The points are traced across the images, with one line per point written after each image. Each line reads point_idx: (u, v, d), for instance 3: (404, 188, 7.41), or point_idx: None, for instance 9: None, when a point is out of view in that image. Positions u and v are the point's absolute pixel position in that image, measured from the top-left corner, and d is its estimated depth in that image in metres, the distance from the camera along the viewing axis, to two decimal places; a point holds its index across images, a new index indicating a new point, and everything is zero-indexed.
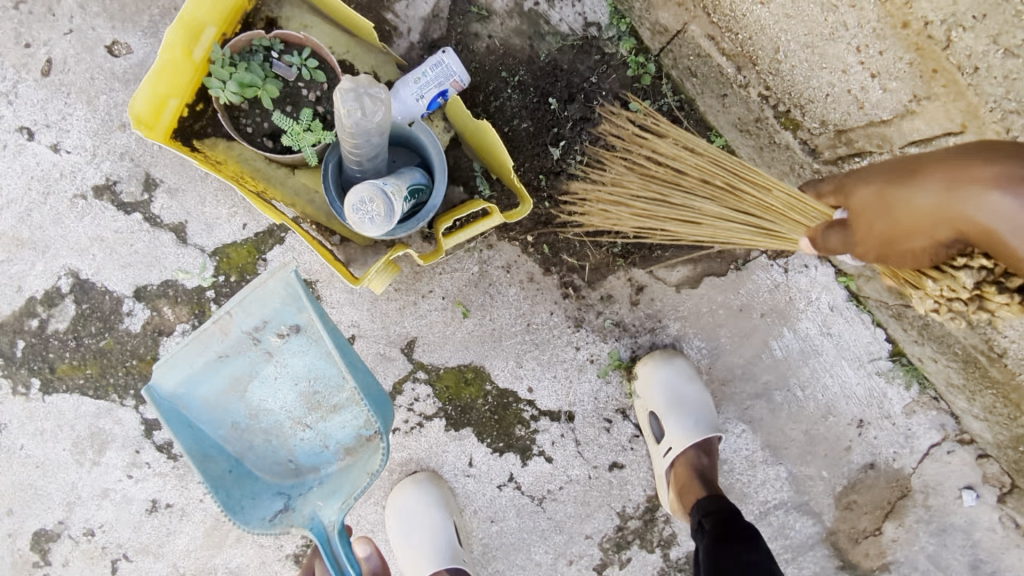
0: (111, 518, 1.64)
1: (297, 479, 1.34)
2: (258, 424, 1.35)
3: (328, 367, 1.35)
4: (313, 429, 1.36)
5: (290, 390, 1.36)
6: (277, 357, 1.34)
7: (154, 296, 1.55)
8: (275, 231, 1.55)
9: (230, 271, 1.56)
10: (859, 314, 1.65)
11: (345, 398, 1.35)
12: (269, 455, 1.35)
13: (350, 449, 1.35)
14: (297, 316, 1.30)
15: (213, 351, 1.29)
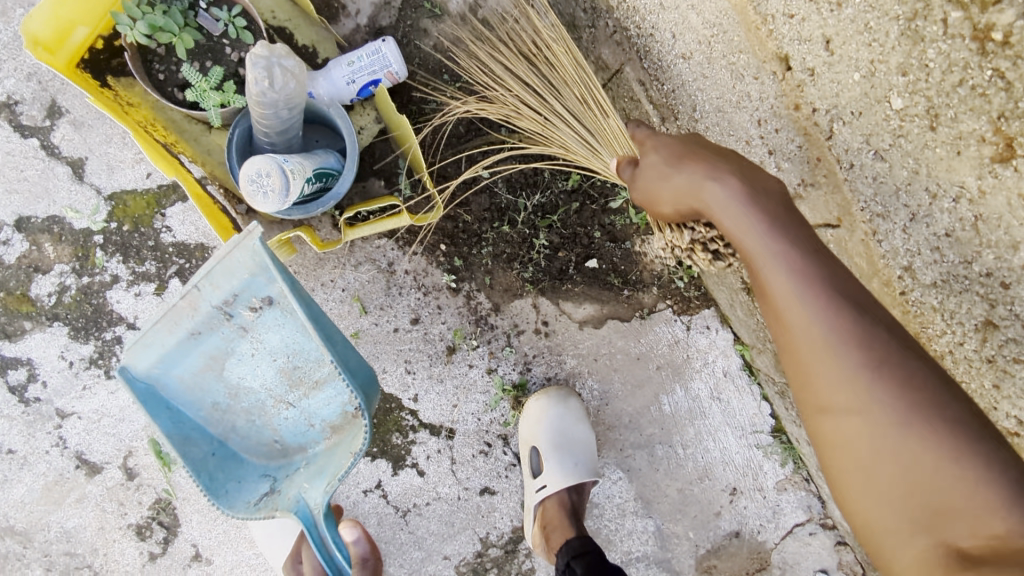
0: None
1: (285, 459, 1.29)
2: (241, 402, 1.29)
3: (307, 341, 1.28)
4: (296, 407, 1.31)
5: (270, 366, 1.29)
6: (254, 333, 1.26)
7: (36, 229, 1.47)
8: (179, 187, 1.49)
9: (123, 219, 1.48)
10: (749, 384, 1.66)
11: (328, 374, 1.29)
12: (254, 436, 1.29)
13: (337, 427, 1.31)
14: (268, 289, 1.22)
15: (184, 327, 1.21)
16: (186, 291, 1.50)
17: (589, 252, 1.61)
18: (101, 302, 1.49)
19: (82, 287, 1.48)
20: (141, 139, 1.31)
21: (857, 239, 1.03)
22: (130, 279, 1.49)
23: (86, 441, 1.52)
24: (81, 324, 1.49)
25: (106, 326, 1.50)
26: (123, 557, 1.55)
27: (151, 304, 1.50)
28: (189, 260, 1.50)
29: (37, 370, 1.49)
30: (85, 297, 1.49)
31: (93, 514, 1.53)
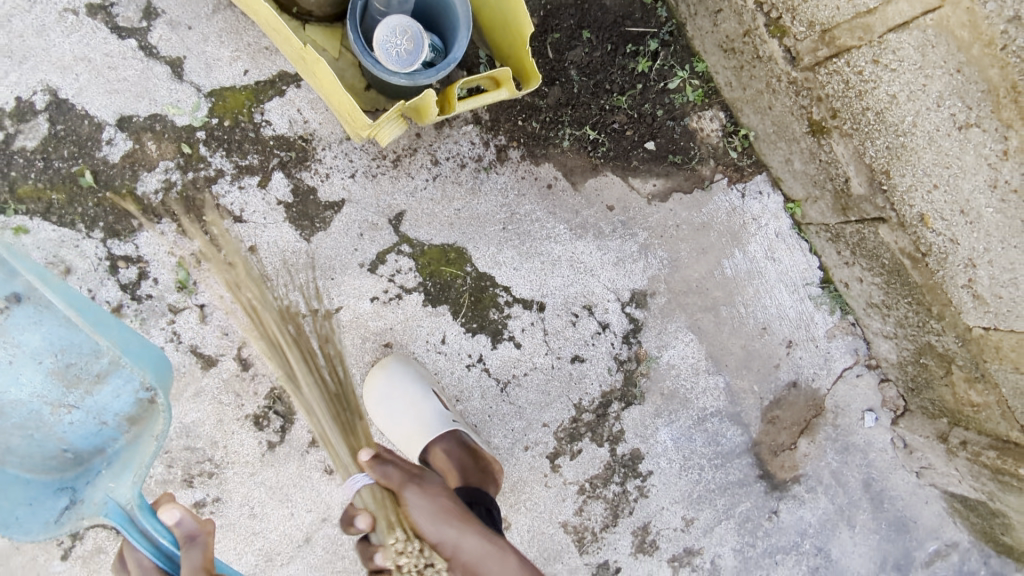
0: None
1: (80, 468, 1.33)
2: (9, 423, 1.35)
3: (73, 336, 1.40)
4: (80, 409, 1.39)
5: (36, 372, 1.40)
6: (7, 334, 1.39)
7: (138, 128, 1.50)
8: (277, 82, 1.56)
9: (224, 115, 1.53)
10: (798, 241, 1.84)
11: (108, 364, 1.40)
12: (37, 450, 1.33)
13: (129, 419, 1.38)
14: (13, 284, 1.37)
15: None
16: (290, 182, 1.57)
17: (651, 131, 1.75)
18: (207, 197, 1.53)
19: (188, 183, 1.52)
20: (257, 10, 1.38)
21: (963, 11, 1.19)
22: (235, 172, 1.54)
23: (198, 335, 1.53)
24: (188, 219, 1.52)
25: (214, 220, 1.53)
26: (243, 448, 1.57)
27: (257, 196, 1.55)
28: (290, 152, 1.57)
29: (147, 268, 1.50)
30: (192, 192, 1.52)
31: (211, 408, 1.55)
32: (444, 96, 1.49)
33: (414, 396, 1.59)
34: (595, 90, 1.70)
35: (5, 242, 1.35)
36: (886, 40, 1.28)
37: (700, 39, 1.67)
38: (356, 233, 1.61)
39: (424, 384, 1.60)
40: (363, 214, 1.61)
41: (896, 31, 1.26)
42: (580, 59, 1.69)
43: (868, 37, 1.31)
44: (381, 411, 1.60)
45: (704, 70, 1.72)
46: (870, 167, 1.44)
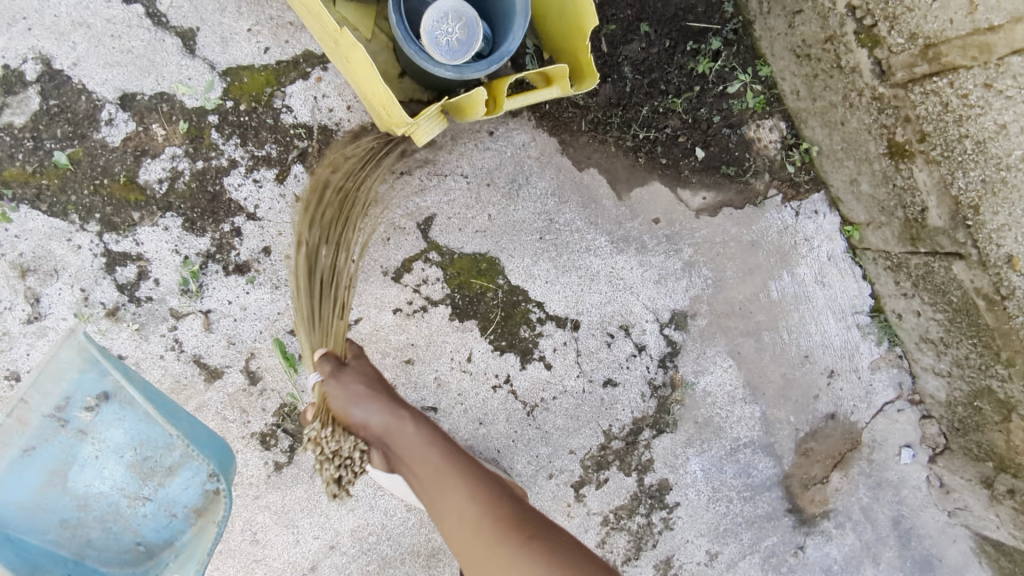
0: None
1: (150, 561, 1.26)
2: (92, 513, 1.25)
3: (153, 429, 1.26)
4: (153, 501, 1.27)
5: (118, 465, 1.26)
6: (93, 434, 1.24)
7: (143, 108, 1.33)
8: (301, 63, 1.39)
9: (240, 98, 1.37)
10: (852, 266, 1.71)
11: (179, 457, 1.26)
12: (112, 543, 1.26)
13: (199, 510, 1.27)
14: (101, 383, 1.22)
15: (16, 446, 1.19)
16: (310, 177, 1.41)
17: (707, 139, 1.59)
18: (217, 189, 1.37)
19: (197, 172, 1.36)
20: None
21: None
22: (249, 163, 1.38)
23: (203, 344, 1.40)
24: (196, 214, 1.36)
25: (224, 217, 1.37)
26: (247, 468, 1.45)
27: (273, 193, 1.39)
28: (312, 143, 1.40)
29: (149, 265, 1.36)
30: (200, 184, 1.36)
31: (214, 424, 1.42)
32: (495, 92, 1.31)
33: None
34: (648, 90, 1.55)
35: (90, 340, 1.18)
36: (1007, 63, 1.15)
37: (770, 41, 1.51)
38: (381, 238, 1.47)
39: None
40: (389, 217, 1.47)
41: (1021, 53, 1.13)
42: (635, 55, 1.53)
43: (982, 57, 1.17)
44: None
45: (768, 75, 1.57)
46: (956, 200, 1.33)
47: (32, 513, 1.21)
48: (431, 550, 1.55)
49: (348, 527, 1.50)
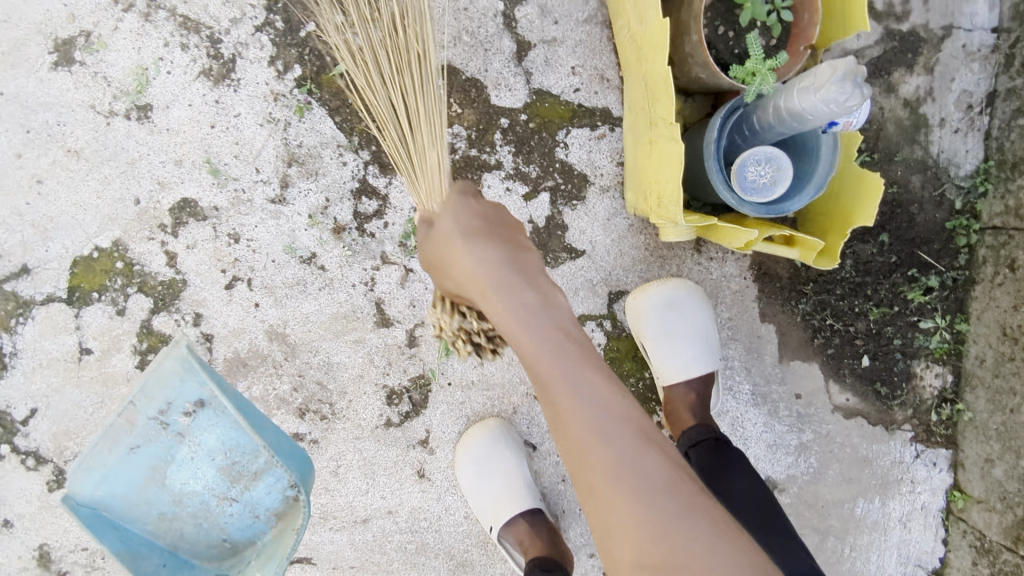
0: (266, 239, 1.48)
1: (236, 558, 1.26)
2: (186, 509, 1.24)
3: (243, 436, 1.25)
4: (239, 502, 1.28)
5: (210, 467, 1.25)
6: (190, 438, 1.22)
7: (457, 84, 1.49)
8: (597, 115, 1.53)
9: (535, 116, 1.51)
10: (937, 524, 1.75)
11: (266, 463, 1.28)
12: (202, 538, 1.25)
13: (281, 515, 1.29)
14: (200, 392, 1.18)
15: (124, 444, 1.16)
16: (550, 209, 1.54)
17: (878, 353, 1.67)
18: (475, 178, 1.51)
19: (467, 156, 1.50)
20: (650, 56, 1.31)
21: None
22: (510, 172, 1.52)
23: (391, 293, 1.52)
24: None
25: None
26: (364, 411, 1.55)
27: (515, 204, 1.53)
28: (567, 183, 1.54)
29: (390, 207, 1.50)
30: (464, 166, 1.50)
31: (361, 359, 1.53)
32: (756, 228, 1.36)
33: (508, 466, 1.53)
34: (854, 288, 1.64)
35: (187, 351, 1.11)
36: None
37: (984, 307, 1.62)
38: (574, 286, 1.57)
39: (519, 457, 1.56)
40: (591, 273, 1.57)
41: None
42: (862, 254, 1.63)
43: None
44: (470, 471, 1.53)
45: (961, 331, 1.66)
46: None
47: (128, 505, 1.19)
48: (463, 560, 1.61)
49: (412, 502, 1.59)
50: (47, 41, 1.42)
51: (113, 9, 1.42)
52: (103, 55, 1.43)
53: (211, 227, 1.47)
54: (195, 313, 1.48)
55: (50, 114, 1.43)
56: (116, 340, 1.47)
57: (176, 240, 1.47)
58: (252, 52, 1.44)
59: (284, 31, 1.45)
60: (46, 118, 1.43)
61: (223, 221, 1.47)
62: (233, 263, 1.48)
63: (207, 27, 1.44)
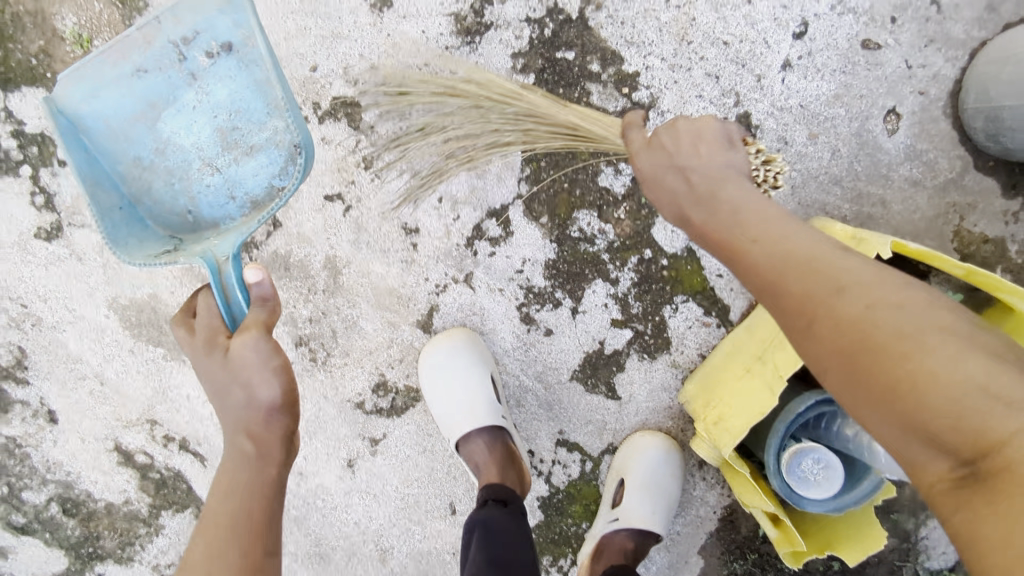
0: (388, 188, 1.42)
1: (195, 233, 1.13)
2: (164, 163, 1.13)
3: (257, 101, 1.12)
4: (221, 174, 1.14)
5: (207, 122, 1.13)
6: (202, 83, 1.13)
7: (638, 197, 1.46)
8: (718, 305, 1.52)
9: (673, 268, 1.50)
10: None
11: (267, 143, 1.13)
12: (167, 201, 1.13)
13: (258, 204, 1.14)
14: (234, 32, 1.09)
15: (130, 60, 1.09)
16: (623, 346, 1.53)
17: None
18: (588, 278, 1.50)
19: (597, 257, 1.48)
20: None
21: None
22: (617, 294, 1.51)
23: (449, 310, 1.50)
24: (561, 269, 1.49)
25: (566, 291, 1.50)
26: (348, 381, 1.52)
27: (601, 321, 1.52)
28: (652, 337, 1.53)
29: (506, 243, 1.47)
30: (588, 262, 1.49)
31: (381, 341, 1.50)
32: (773, 503, 1.36)
33: None
34: None
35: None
36: None
37: None
38: (589, 417, 1.57)
39: None
40: (610, 418, 1.57)
41: None
42: (809, 563, 1.68)
43: None
44: None
45: None
46: None
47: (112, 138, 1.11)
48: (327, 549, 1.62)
49: (325, 478, 1.58)
50: None
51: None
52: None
53: (353, 143, 1.40)
54: None
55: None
56: None
57: (316, 129, 1.39)
58: (507, 35, 1.36)
59: (545, 42, 1.37)
60: None
61: (366, 147, 1.40)
62: (346, 183, 1.42)
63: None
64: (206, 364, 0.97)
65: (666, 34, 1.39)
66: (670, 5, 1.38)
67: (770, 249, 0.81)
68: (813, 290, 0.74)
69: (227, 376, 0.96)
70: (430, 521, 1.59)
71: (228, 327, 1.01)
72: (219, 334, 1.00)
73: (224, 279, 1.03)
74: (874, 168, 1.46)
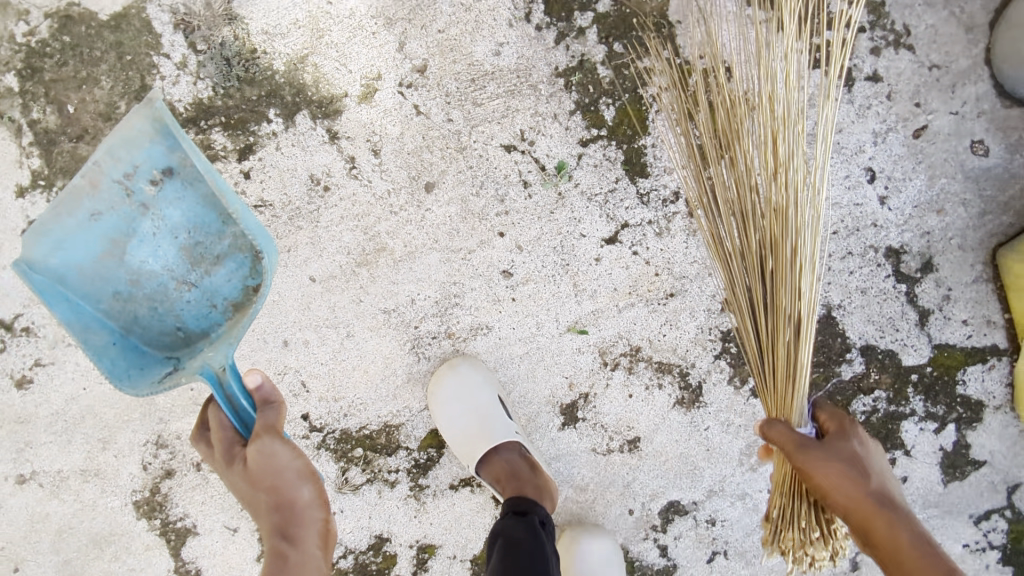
0: (736, 517, 1.69)
1: (187, 347, 1.26)
2: (143, 291, 1.25)
3: (210, 219, 1.26)
4: (198, 290, 1.28)
5: (171, 246, 1.26)
6: (201, 266, 1.28)
7: (875, 356, 1.73)
8: (986, 352, 1.75)
9: (937, 366, 1.75)
10: None
11: (228, 247, 1.27)
12: (155, 324, 1.26)
13: (238, 305, 1.28)
14: (168, 158, 1.21)
15: (85, 209, 1.19)
16: (957, 435, 1.78)
17: None
18: (896, 429, 1.77)
19: (887, 413, 1.76)
20: None
21: None
22: (922, 415, 1.77)
23: None
24: (876, 439, 1.76)
25: (890, 446, 1.78)
26: None
27: (928, 438, 1.78)
28: (967, 411, 1.77)
29: None
30: (886, 421, 1.76)
31: None
32: None
33: None
34: None
35: (162, 111, 1.14)
36: None
37: None
38: (980, 490, 1.80)
39: None
40: (994, 478, 1.80)
41: None
42: None
43: None
44: None
45: None
46: None
47: (61, 209, 1.17)
48: None
49: None
50: (553, 406, 1.61)
51: (603, 370, 1.60)
52: (599, 406, 1.61)
53: (692, 517, 1.68)
54: None
55: (557, 463, 1.63)
56: None
57: (666, 535, 1.68)
58: (715, 374, 1.63)
59: (739, 353, 1.63)
60: (556, 465, 1.63)
61: (702, 510, 1.68)
62: (712, 541, 1.70)
63: (677, 365, 1.62)
64: (233, 479, 1.18)
65: None
66: None
67: (844, 495, 1.24)
68: (857, 501, 1.22)
69: (262, 483, 1.16)
70: None
71: (240, 437, 1.21)
72: (235, 445, 1.20)
73: (228, 390, 1.19)
74: (993, 176, 1.67)
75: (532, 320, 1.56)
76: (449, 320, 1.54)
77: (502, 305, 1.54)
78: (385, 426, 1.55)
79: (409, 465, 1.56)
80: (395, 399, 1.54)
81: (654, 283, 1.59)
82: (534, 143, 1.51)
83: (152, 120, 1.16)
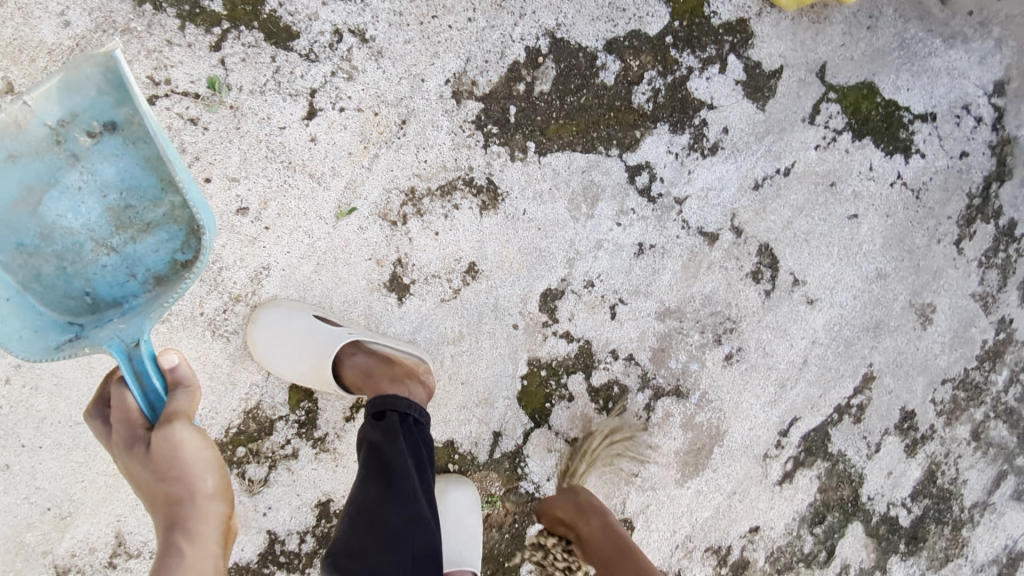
0: (608, 266, 1.69)
1: (93, 315, 1.19)
2: (53, 247, 1.18)
3: (145, 179, 1.22)
4: (118, 254, 1.22)
5: (97, 203, 1.21)
6: (85, 162, 1.19)
7: (623, 47, 1.64)
8: None
9: (681, 18, 1.68)
10: None
11: (162, 215, 1.22)
12: (60, 286, 1.18)
13: (161, 278, 1.22)
14: (115, 111, 1.16)
15: (6, 148, 1.11)
16: (742, 62, 1.73)
17: None
18: (687, 92, 1.69)
19: (670, 85, 1.67)
20: None
21: None
22: (701, 66, 1.70)
23: (704, 215, 1.75)
24: (676, 115, 1.68)
25: (694, 113, 1.70)
26: (749, 301, 1.81)
27: (720, 82, 1.71)
28: (736, 35, 1.72)
29: (653, 165, 1.68)
30: (675, 91, 1.68)
31: (722, 276, 1.78)
32: None
33: None
34: None
35: (115, 61, 1.09)
36: None
37: None
38: (795, 94, 1.78)
39: None
40: (799, 75, 1.78)
41: None
42: None
43: None
44: None
45: None
46: None
47: None
48: (875, 322, 1.96)
49: (817, 319, 1.89)
50: (377, 292, 1.54)
51: (398, 230, 1.53)
52: (418, 262, 1.55)
53: (571, 293, 1.67)
54: (611, 351, 1.72)
55: (422, 336, 1.58)
56: (584, 418, 1.73)
57: (561, 322, 1.67)
58: (497, 162, 1.57)
59: (501, 129, 1.56)
60: (421, 340, 1.58)
61: (575, 281, 1.67)
62: (602, 299, 1.69)
63: (457, 177, 1.55)
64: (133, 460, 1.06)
65: (495, 16, 1.54)
66: (473, 13, 1.53)
67: None
68: None
69: (161, 468, 1.03)
70: (861, 234, 1.90)
71: (147, 420, 1.11)
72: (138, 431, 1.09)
73: (137, 368, 1.10)
74: None
75: (300, 234, 1.47)
76: (225, 287, 1.46)
77: (262, 240, 1.46)
78: (244, 413, 1.50)
79: (293, 430, 1.52)
80: (234, 385, 1.48)
81: (380, 122, 1.49)
82: (168, 80, 1.37)
83: (104, 65, 1.10)
